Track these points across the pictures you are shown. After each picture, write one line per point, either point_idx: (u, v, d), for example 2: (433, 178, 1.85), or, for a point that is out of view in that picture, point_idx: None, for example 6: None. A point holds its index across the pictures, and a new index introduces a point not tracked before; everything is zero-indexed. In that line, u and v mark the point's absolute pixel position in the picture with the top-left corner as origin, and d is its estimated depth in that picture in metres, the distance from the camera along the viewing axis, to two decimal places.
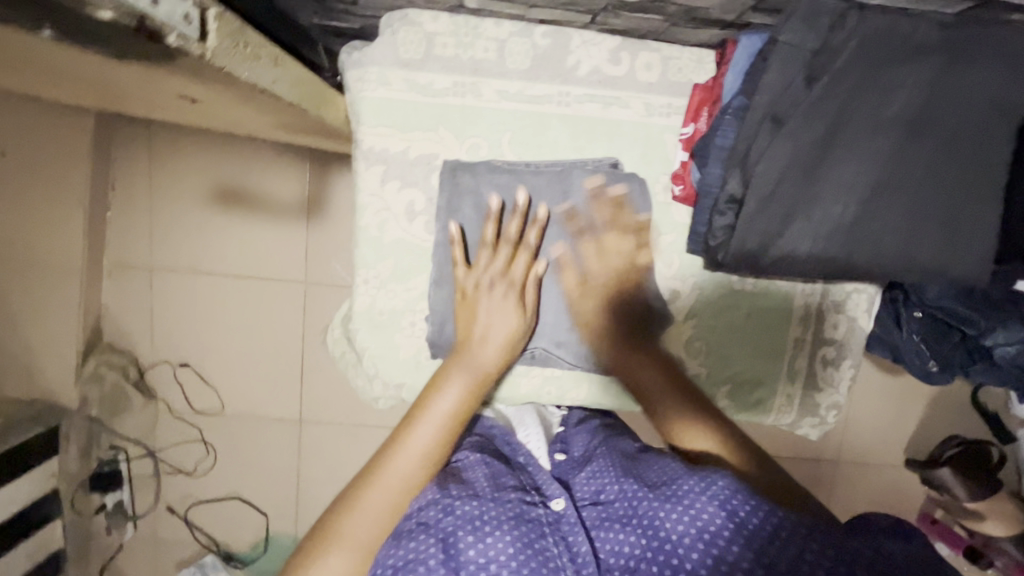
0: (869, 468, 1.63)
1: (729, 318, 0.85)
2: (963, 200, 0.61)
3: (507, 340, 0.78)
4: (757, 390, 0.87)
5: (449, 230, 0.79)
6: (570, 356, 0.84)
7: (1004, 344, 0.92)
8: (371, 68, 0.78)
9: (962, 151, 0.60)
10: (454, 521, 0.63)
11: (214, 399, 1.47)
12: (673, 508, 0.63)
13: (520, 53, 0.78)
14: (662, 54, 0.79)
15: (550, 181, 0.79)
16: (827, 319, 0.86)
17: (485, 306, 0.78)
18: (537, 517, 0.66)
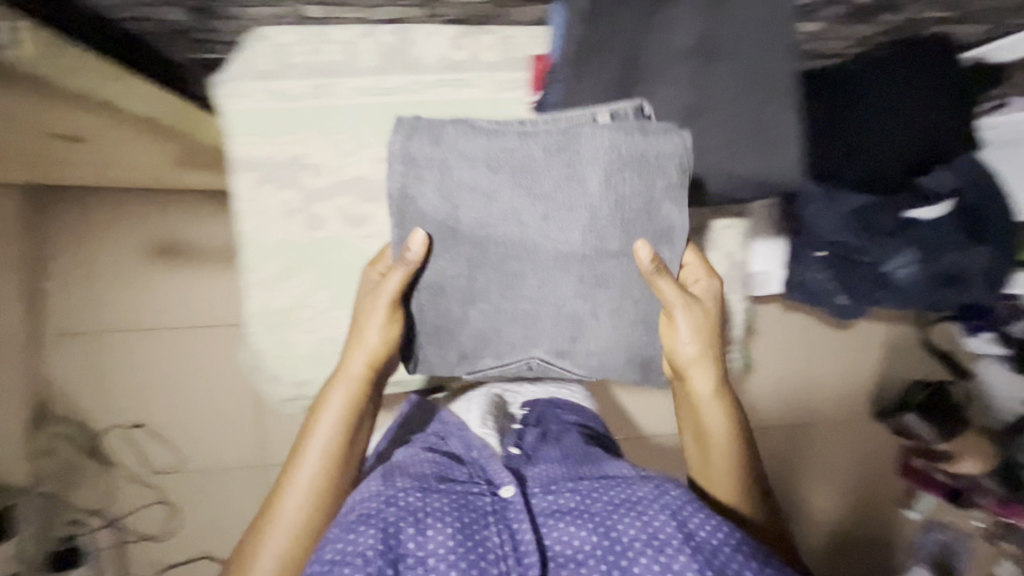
0: (841, 428, 1.63)
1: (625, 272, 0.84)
2: (757, 107, 0.79)
3: (369, 365, 0.84)
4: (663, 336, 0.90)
5: (419, 233, 0.78)
6: (580, 367, 0.89)
7: (901, 266, 0.98)
8: (234, 83, 0.84)
9: (742, 62, 0.78)
10: (396, 512, 0.64)
11: (173, 456, 1.44)
12: (626, 516, 0.65)
13: (369, 52, 0.84)
14: (500, 36, 0.86)
15: (550, 152, 0.75)
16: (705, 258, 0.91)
17: (370, 324, 0.82)
18: (482, 505, 0.69)
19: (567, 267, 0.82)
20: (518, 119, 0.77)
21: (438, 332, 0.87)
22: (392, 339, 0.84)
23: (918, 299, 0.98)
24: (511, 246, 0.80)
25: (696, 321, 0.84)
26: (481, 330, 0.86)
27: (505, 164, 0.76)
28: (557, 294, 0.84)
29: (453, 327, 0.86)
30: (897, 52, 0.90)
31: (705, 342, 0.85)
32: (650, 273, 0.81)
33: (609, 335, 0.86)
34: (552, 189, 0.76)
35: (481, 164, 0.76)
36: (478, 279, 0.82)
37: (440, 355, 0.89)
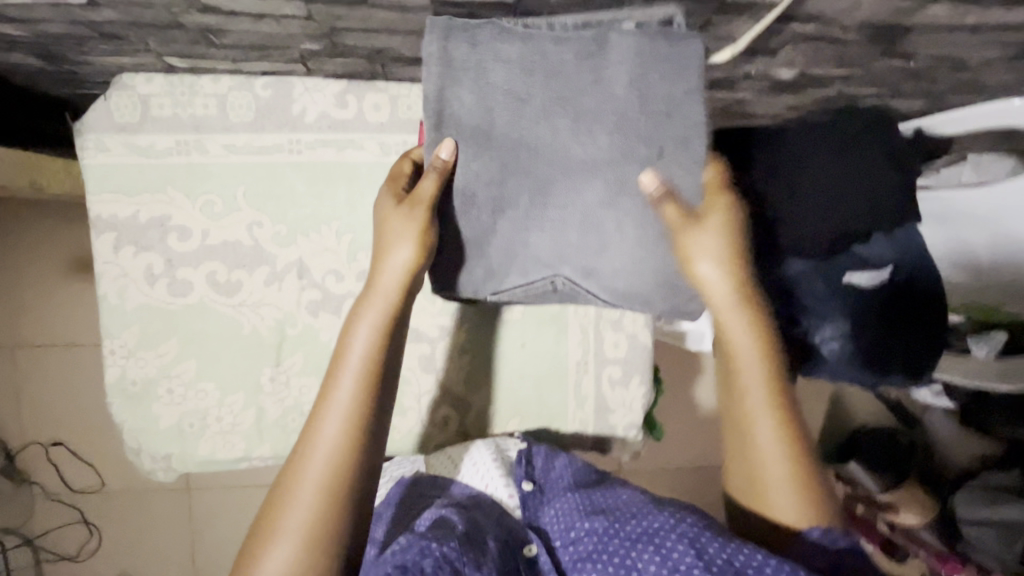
0: None
1: (504, 346, 0.71)
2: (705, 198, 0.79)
3: (379, 328, 0.48)
4: (544, 423, 0.73)
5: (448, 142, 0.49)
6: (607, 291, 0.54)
7: (831, 339, 0.91)
8: (88, 135, 0.63)
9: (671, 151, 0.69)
10: (433, 562, 0.47)
11: (95, 476, 1.38)
12: (646, 551, 0.46)
13: (243, 106, 0.64)
14: (391, 95, 0.65)
15: (585, 49, 0.47)
16: (605, 338, 0.72)
17: (397, 236, 0.49)
18: (514, 556, 0.53)
19: (593, 180, 0.50)
20: (551, 20, 0.48)
21: (532, 264, 0.53)
22: (417, 269, 0.49)
23: (838, 374, 0.92)
24: (537, 157, 0.50)
25: (726, 244, 0.48)
26: (581, 297, 0.56)
27: (585, 97, 0.48)
28: (586, 204, 0.51)
29: (554, 267, 0.53)
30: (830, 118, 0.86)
31: (739, 298, 0.49)
32: (657, 203, 0.49)
33: (631, 256, 0.52)
34: (587, 97, 0.48)
35: (559, 77, 0.48)
36: (552, 219, 0.51)
37: (531, 289, 0.55)
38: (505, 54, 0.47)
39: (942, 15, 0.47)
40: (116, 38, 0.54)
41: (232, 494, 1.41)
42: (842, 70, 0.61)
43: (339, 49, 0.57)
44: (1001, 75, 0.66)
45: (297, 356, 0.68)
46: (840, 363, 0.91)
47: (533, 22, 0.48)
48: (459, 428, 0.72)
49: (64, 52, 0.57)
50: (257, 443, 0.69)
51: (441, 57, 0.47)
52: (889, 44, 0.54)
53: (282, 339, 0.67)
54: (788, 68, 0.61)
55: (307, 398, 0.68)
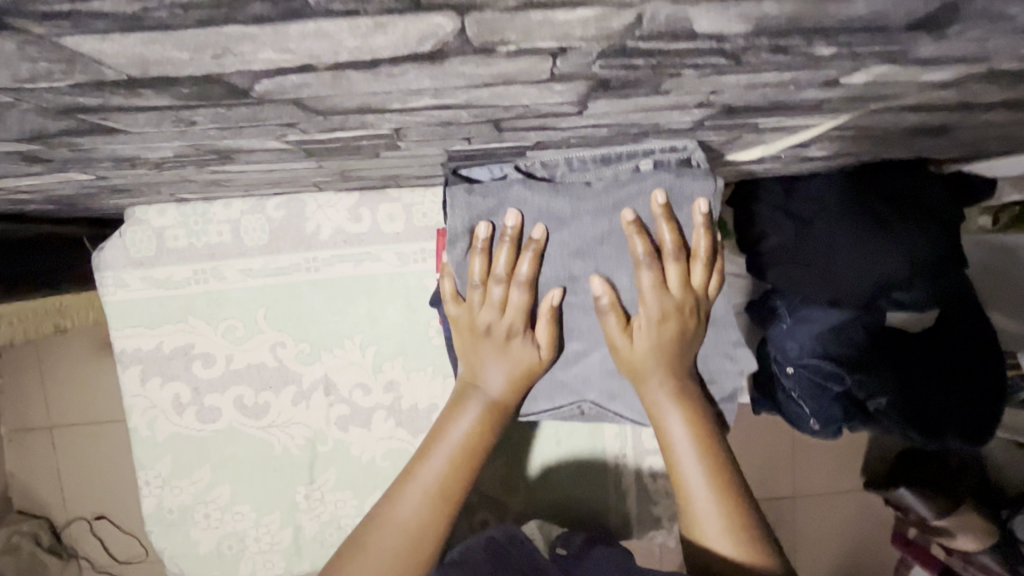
0: (846, 498, 1.49)
1: (538, 445, 0.69)
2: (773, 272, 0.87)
3: (481, 432, 0.51)
4: (585, 522, 0.70)
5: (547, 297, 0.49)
6: (634, 414, 0.54)
7: (876, 393, 0.87)
8: (106, 272, 0.62)
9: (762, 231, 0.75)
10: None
11: (139, 546, 1.31)
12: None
13: (257, 229, 0.63)
14: (403, 203, 0.64)
15: (596, 201, 0.46)
16: (642, 429, 0.69)
17: (501, 364, 0.50)
18: None
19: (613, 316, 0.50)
20: (569, 157, 0.47)
21: (559, 390, 0.53)
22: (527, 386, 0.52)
23: (885, 422, 0.88)
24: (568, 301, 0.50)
25: (659, 341, 0.48)
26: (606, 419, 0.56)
27: (604, 244, 0.47)
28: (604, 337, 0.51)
29: (580, 393, 0.53)
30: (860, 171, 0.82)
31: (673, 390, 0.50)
32: (601, 314, 0.49)
33: None
34: (605, 243, 0.47)
35: (572, 227, 0.47)
36: (575, 351, 0.52)
37: (559, 412, 0.55)
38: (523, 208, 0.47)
39: (998, 117, 0.43)
40: (127, 191, 0.53)
41: None
42: (878, 148, 0.57)
43: (350, 179, 0.55)
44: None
45: (331, 473, 0.67)
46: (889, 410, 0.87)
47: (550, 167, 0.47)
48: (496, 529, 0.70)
49: (76, 201, 0.56)
50: (297, 561, 0.68)
51: (468, 233, 0.47)
52: (938, 133, 0.50)
53: (313, 459, 0.66)
54: (824, 152, 0.57)
55: (342, 512, 0.67)
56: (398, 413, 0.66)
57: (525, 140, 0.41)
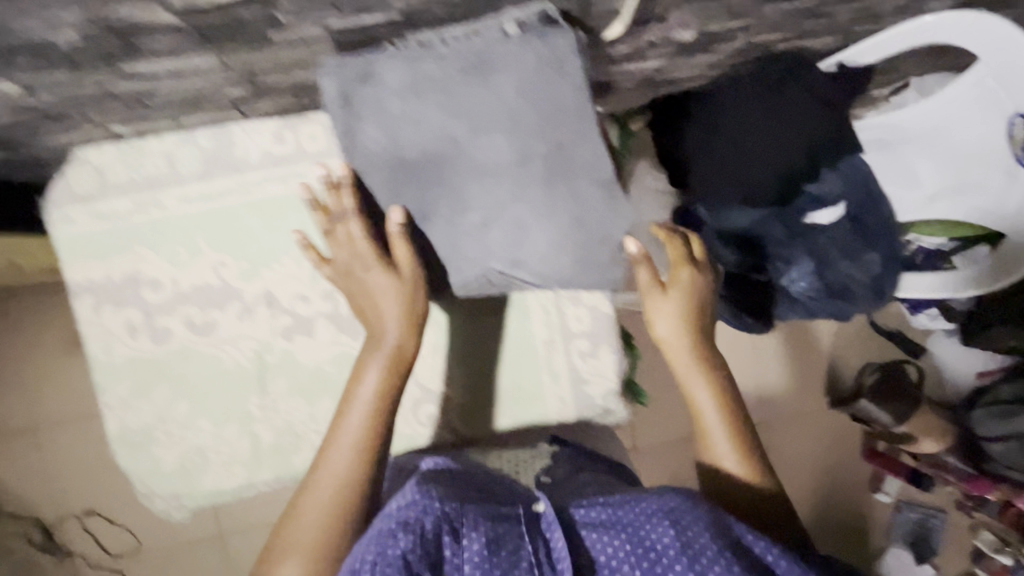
0: (808, 419, 1.57)
1: (472, 339, 0.74)
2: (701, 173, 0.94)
3: (387, 377, 0.60)
4: (526, 405, 0.75)
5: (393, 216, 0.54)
6: (536, 276, 0.56)
7: (799, 279, 0.94)
8: (52, 210, 0.68)
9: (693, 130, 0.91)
10: (433, 518, 0.54)
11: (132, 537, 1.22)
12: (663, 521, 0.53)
13: (192, 158, 0.69)
14: (322, 123, 0.70)
15: (465, 65, 0.48)
16: (567, 313, 0.74)
17: (372, 297, 0.59)
18: (512, 513, 0.57)
19: (499, 179, 0.52)
20: (436, 35, 0.49)
21: (463, 264, 0.55)
22: (407, 317, 0.59)
23: (807, 306, 0.96)
24: (456, 169, 0.50)
25: (681, 314, 0.71)
26: (514, 288, 0.59)
27: (477, 104, 0.49)
28: (494, 202, 0.52)
29: (484, 263, 0.55)
30: (756, 74, 0.87)
31: (690, 335, 0.71)
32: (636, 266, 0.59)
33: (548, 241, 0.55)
34: (478, 106, 0.49)
35: (445, 90, 0.49)
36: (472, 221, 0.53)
37: (469, 288, 0.58)
38: (391, 81, 0.49)
39: None
40: (62, 116, 0.59)
41: None
42: (733, 23, 0.66)
43: (264, 90, 0.61)
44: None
45: (282, 383, 0.72)
46: (808, 294, 0.95)
47: (420, 42, 0.49)
48: (444, 423, 0.74)
49: (17, 137, 0.62)
50: (258, 470, 0.72)
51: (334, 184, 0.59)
52: None
53: (262, 370, 0.71)
54: (683, 31, 0.65)
55: (295, 419, 0.72)
56: (338, 319, 0.71)
57: (389, 8, 0.46)
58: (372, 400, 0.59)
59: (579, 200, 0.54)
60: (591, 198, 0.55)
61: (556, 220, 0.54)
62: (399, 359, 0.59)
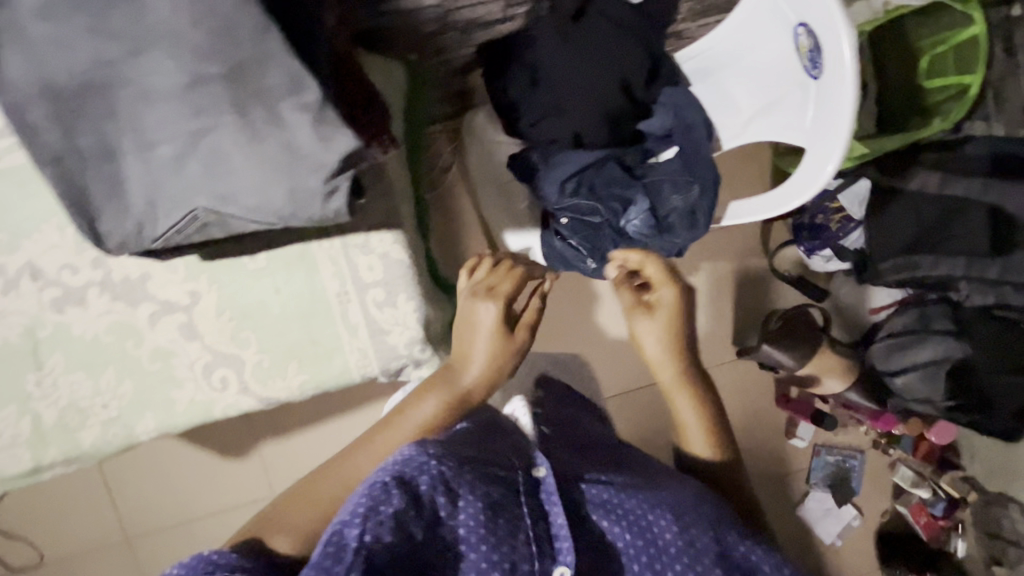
0: (713, 371, 1.56)
1: (258, 295, 0.71)
2: (530, 111, 0.90)
3: (441, 408, 0.75)
4: (319, 358, 0.73)
5: (296, 212, 0.54)
6: (248, 211, 0.53)
7: (635, 219, 0.92)
8: None
9: (514, 64, 0.89)
10: (431, 482, 0.58)
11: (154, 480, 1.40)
12: (667, 517, 0.63)
13: None
14: None
15: None
16: (358, 262, 0.72)
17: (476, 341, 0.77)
18: (512, 483, 0.63)
19: (177, 106, 0.48)
20: None
21: (168, 203, 0.52)
22: (493, 364, 0.77)
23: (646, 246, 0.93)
24: (133, 100, 0.48)
25: (664, 333, 0.86)
26: (236, 229, 0.55)
27: (124, 24, 0.45)
28: (183, 134, 0.49)
29: (188, 200, 0.52)
30: (571, 12, 0.86)
31: (673, 356, 0.85)
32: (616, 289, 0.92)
33: (251, 172, 0.51)
34: (133, 29, 0.45)
35: (89, 10, 0.44)
36: (163, 155, 0.50)
37: (188, 233, 0.55)
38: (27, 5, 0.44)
39: None
40: None
41: (174, 532, 1.46)
42: None
43: None
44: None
45: (57, 356, 0.69)
46: (644, 235, 0.92)
47: None
48: (239, 386, 0.72)
49: None
50: (42, 449, 0.70)
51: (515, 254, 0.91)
52: None
53: (35, 345, 0.68)
54: None
55: (79, 392, 0.70)
56: (112, 287, 0.69)
57: None
58: (423, 424, 0.75)
59: (284, 125, 0.51)
60: (295, 122, 0.51)
61: (262, 150, 0.51)
62: (463, 403, 0.76)
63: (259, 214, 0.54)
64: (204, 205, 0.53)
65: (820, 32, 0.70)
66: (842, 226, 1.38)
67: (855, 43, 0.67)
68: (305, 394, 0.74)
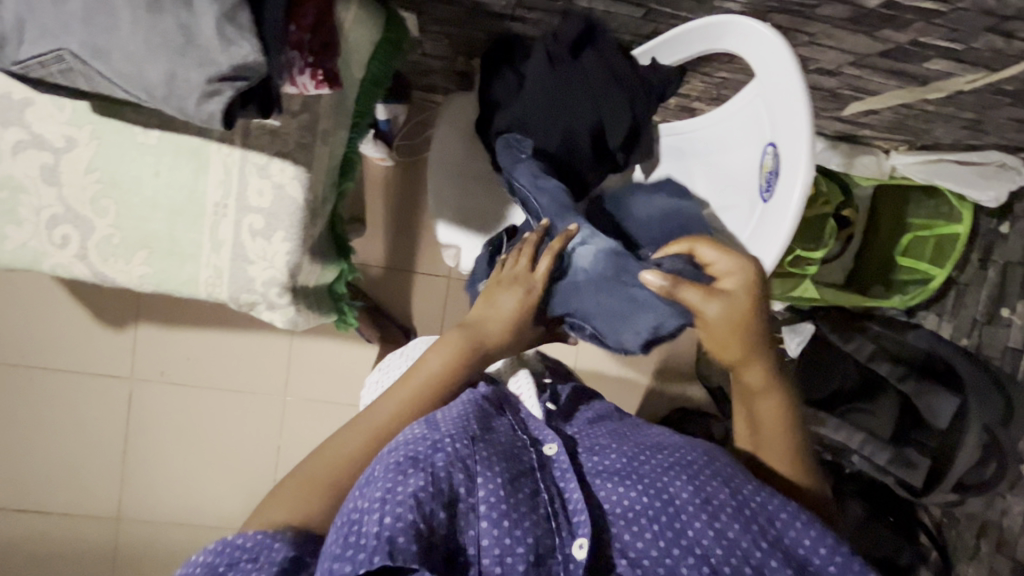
0: None
1: (133, 171, 0.67)
2: (502, 113, 0.88)
3: (457, 359, 0.71)
4: (173, 258, 0.70)
5: (169, 99, 0.51)
6: (118, 75, 0.50)
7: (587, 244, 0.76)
8: None
9: (503, 69, 0.88)
10: (445, 458, 0.57)
11: (34, 322, 1.38)
12: (681, 477, 0.60)
13: None
14: None
15: None
16: (249, 182, 0.68)
17: (505, 296, 0.75)
18: (528, 459, 0.63)
19: None
20: None
21: (35, 30, 0.48)
22: (521, 317, 0.75)
23: (622, 315, 0.75)
24: None
25: (735, 324, 0.65)
26: (103, 88, 0.52)
27: None
28: None
29: (58, 37, 0.48)
30: (567, 46, 0.84)
31: (752, 357, 0.68)
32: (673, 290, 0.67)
33: (135, 39, 0.48)
34: None
35: None
36: None
37: (51, 69, 0.51)
38: None
39: None
40: None
41: (18, 374, 1.39)
42: None
43: None
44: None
45: None
46: (609, 296, 0.75)
47: None
48: (78, 250, 0.69)
49: None
50: None
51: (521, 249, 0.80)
52: None
53: None
54: None
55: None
56: None
57: None
58: (435, 376, 0.70)
59: (190, 9, 0.48)
60: (203, 11, 0.48)
61: (156, 23, 0.48)
62: (483, 350, 0.73)
63: (130, 84, 0.50)
64: (72, 49, 0.49)
65: (784, 154, 0.68)
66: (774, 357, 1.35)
67: (808, 190, 0.66)
68: (143, 286, 0.72)
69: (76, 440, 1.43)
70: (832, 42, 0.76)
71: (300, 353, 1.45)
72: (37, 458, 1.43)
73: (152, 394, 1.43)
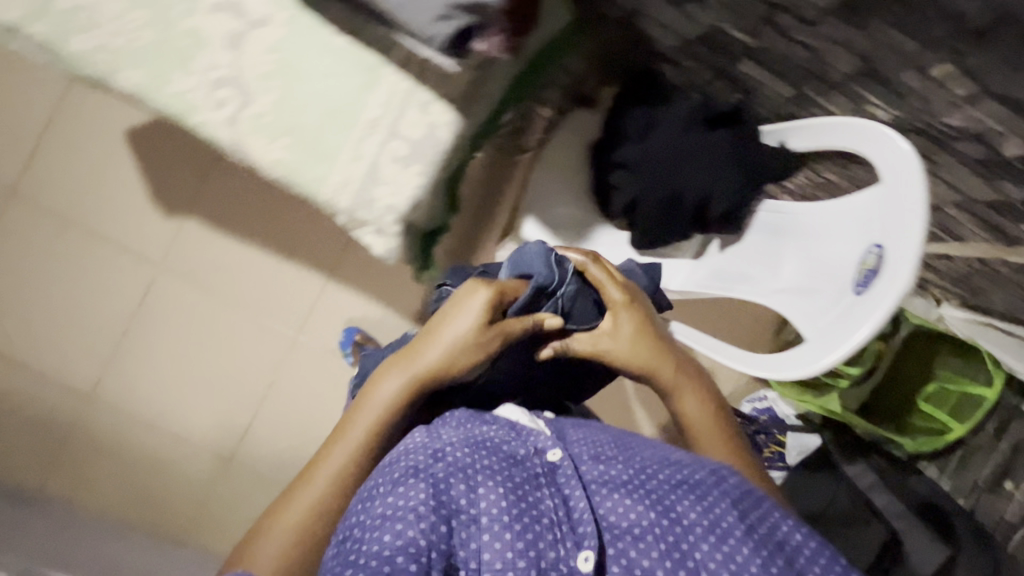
0: None
1: (312, 65, 0.70)
2: (625, 146, 0.94)
3: (398, 393, 0.67)
4: (309, 154, 0.73)
5: (411, 9, 0.58)
6: None
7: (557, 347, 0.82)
8: None
9: (644, 105, 0.94)
10: (444, 469, 0.57)
11: (94, 182, 1.38)
12: (688, 498, 0.58)
13: None
14: None
15: None
16: (409, 113, 0.72)
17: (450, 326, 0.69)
18: (531, 466, 0.62)
19: None
20: None
21: None
22: (463, 349, 0.68)
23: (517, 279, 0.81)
24: None
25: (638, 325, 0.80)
26: None
27: None
28: None
29: None
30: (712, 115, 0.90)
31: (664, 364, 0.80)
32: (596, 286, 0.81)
33: None
34: None
35: None
36: None
37: None
38: None
39: None
40: None
41: (57, 224, 1.38)
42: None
43: None
44: (907, 75, 0.68)
45: None
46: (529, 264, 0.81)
47: None
48: (230, 116, 0.71)
49: None
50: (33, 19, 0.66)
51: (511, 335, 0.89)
52: None
53: None
54: None
55: (109, 7, 0.67)
56: None
57: None
58: (378, 415, 0.67)
59: None
60: None
61: None
62: (429, 384, 0.68)
63: None
64: None
65: (888, 262, 0.73)
66: (771, 458, 1.35)
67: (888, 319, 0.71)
68: (272, 171, 0.74)
69: (84, 307, 1.40)
70: (949, 177, 0.83)
71: (331, 298, 1.45)
72: (40, 313, 1.39)
73: (175, 290, 1.42)
